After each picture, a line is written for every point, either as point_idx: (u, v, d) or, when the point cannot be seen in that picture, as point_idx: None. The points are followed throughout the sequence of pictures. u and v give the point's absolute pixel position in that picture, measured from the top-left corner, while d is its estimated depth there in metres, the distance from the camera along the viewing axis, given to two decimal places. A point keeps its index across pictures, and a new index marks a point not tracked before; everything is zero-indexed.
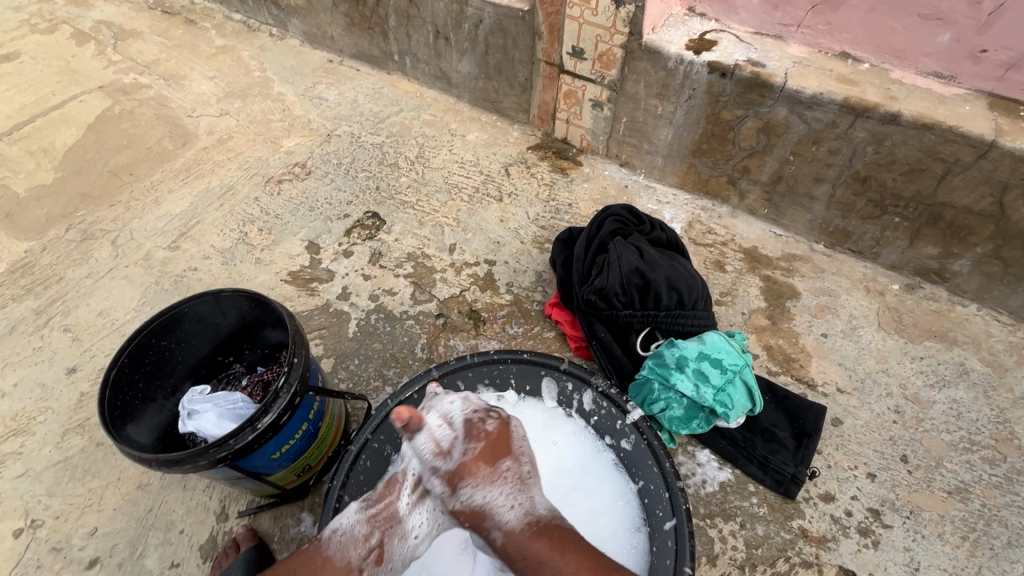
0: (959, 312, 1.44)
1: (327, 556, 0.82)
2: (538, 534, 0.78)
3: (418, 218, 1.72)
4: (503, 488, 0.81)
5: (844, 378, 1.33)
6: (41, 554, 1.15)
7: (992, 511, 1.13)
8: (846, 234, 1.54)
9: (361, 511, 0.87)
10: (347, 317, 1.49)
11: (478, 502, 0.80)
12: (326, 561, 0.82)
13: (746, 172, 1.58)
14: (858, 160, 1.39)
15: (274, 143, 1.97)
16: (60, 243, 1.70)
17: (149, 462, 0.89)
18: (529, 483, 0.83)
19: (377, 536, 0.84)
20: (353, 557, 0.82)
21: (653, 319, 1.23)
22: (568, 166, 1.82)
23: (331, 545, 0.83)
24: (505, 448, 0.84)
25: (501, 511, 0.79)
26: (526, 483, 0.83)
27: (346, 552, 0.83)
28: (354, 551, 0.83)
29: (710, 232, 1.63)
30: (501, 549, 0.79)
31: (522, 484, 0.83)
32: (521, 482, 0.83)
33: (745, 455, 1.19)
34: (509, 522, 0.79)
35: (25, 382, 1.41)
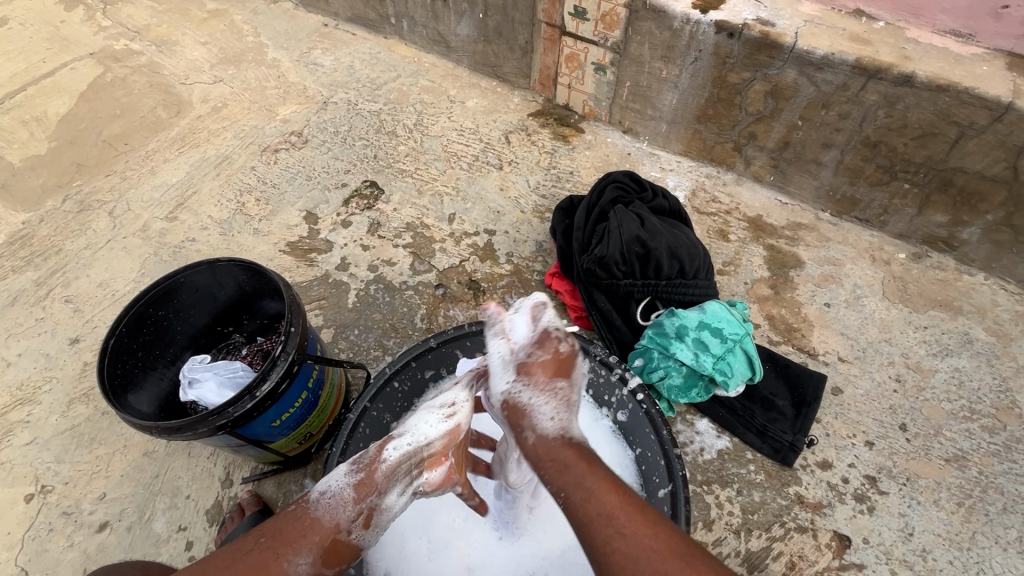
0: (966, 281, 1.42)
1: (315, 516, 0.78)
2: (564, 445, 0.79)
3: (417, 186, 1.70)
4: (550, 398, 0.82)
5: (845, 348, 1.32)
6: (53, 518, 1.18)
7: (989, 479, 1.14)
8: (854, 202, 1.50)
9: (350, 473, 0.82)
10: (346, 288, 1.49)
11: (523, 399, 0.83)
12: (314, 523, 0.77)
13: (752, 137, 1.54)
14: (869, 124, 1.34)
15: (269, 110, 1.93)
16: (57, 214, 1.69)
17: (150, 429, 0.90)
18: (573, 407, 0.84)
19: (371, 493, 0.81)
20: (341, 518, 0.79)
21: (653, 288, 1.21)
22: (570, 133, 1.78)
23: (320, 507, 0.79)
24: (566, 369, 0.86)
25: (540, 414, 0.82)
26: (572, 406, 0.84)
27: (335, 514, 0.78)
28: (343, 513, 0.79)
29: (714, 200, 1.60)
30: (529, 452, 0.80)
31: (569, 405, 0.84)
32: (569, 403, 0.84)
33: (744, 423, 1.19)
34: (545, 429, 0.81)
35: (29, 352, 1.42)
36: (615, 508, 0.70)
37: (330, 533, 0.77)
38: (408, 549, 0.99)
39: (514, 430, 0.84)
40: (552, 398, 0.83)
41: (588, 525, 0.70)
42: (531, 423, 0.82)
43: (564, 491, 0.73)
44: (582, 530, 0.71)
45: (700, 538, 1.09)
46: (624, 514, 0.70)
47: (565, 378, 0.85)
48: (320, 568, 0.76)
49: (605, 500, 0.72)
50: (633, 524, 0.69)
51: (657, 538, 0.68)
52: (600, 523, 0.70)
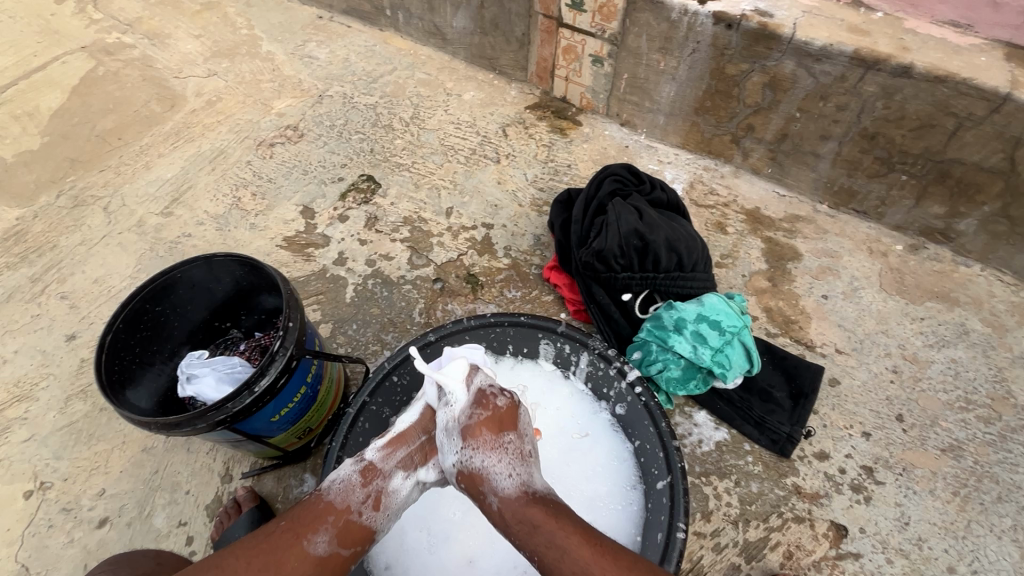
0: (962, 273, 1.42)
1: (329, 501, 0.82)
2: (529, 504, 0.79)
3: (414, 180, 1.69)
4: (502, 457, 0.84)
5: (842, 339, 1.32)
6: (52, 514, 1.18)
7: (984, 468, 1.15)
8: (851, 194, 1.50)
9: (356, 463, 0.88)
10: (344, 282, 1.48)
11: (477, 464, 0.84)
12: (327, 507, 0.82)
13: (750, 130, 1.53)
14: (867, 115, 1.34)
15: (265, 104, 1.91)
16: (52, 210, 1.68)
17: (149, 425, 0.89)
18: (529, 460, 0.86)
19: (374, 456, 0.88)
20: (351, 500, 0.83)
21: (652, 281, 1.21)
22: (567, 126, 1.77)
23: (332, 492, 0.84)
24: (510, 424, 0.89)
25: (497, 478, 0.82)
26: (526, 459, 0.86)
27: (346, 496, 0.83)
28: (353, 496, 0.84)
29: (712, 193, 1.60)
30: (495, 519, 0.80)
31: (522, 459, 0.86)
32: (521, 457, 0.86)
33: (742, 415, 1.20)
34: (505, 488, 0.81)
35: (26, 349, 1.41)
36: (589, 562, 0.72)
37: (342, 514, 0.82)
38: (408, 541, 0.98)
39: (478, 501, 0.84)
40: (503, 456, 0.84)
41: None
42: (525, 423, 0.91)
43: (537, 553, 0.74)
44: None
45: (698, 529, 1.09)
46: (597, 566, 0.71)
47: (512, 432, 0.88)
48: (337, 549, 0.80)
49: (578, 553, 0.73)
50: (608, 563, 0.72)
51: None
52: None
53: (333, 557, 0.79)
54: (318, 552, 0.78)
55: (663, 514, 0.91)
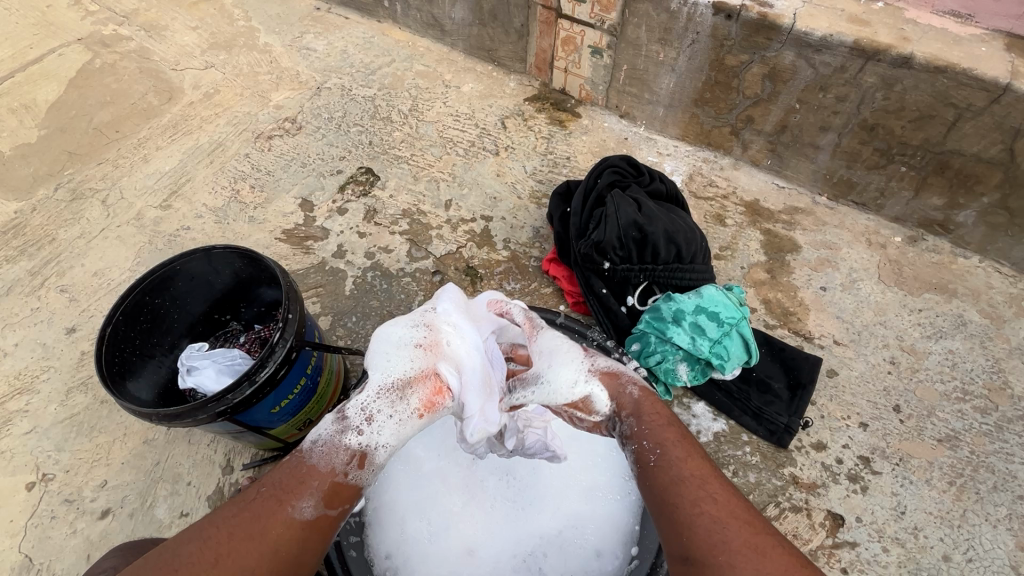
0: (961, 264, 1.42)
1: (311, 464, 0.81)
2: (655, 408, 0.89)
3: (413, 172, 1.69)
4: (617, 362, 0.95)
5: (840, 331, 1.33)
6: (55, 505, 1.18)
7: (980, 458, 1.16)
8: (850, 185, 1.50)
9: (338, 421, 0.86)
10: (343, 275, 1.49)
11: (606, 365, 0.94)
12: (310, 471, 0.81)
13: (749, 121, 1.53)
14: (866, 107, 1.34)
15: (262, 96, 1.90)
16: (50, 203, 1.68)
17: (150, 417, 0.90)
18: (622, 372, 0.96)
19: (355, 439, 0.84)
20: (336, 463, 0.82)
21: (651, 273, 1.22)
22: (566, 118, 1.76)
23: (314, 455, 0.82)
24: (602, 347, 0.98)
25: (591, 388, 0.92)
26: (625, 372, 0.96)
27: (329, 459, 0.82)
28: (336, 457, 0.82)
29: (712, 184, 1.59)
30: (633, 399, 0.90)
31: (622, 371, 0.96)
32: (623, 370, 0.96)
33: (740, 406, 1.20)
34: (639, 383, 0.93)
35: (26, 342, 1.42)
36: (706, 474, 0.80)
37: (328, 477, 0.81)
38: (408, 532, 0.98)
39: (607, 390, 0.92)
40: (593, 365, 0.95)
41: (682, 481, 0.79)
42: (628, 381, 0.93)
43: (662, 448, 0.83)
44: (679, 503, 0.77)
45: None
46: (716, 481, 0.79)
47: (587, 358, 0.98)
48: (324, 510, 0.80)
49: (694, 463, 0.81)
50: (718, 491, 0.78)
51: (743, 509, 0.75)
52: (691, 483, 0.78)
53: (320, 519, 0.79)
54: (305, 516, 0.78)
55: None
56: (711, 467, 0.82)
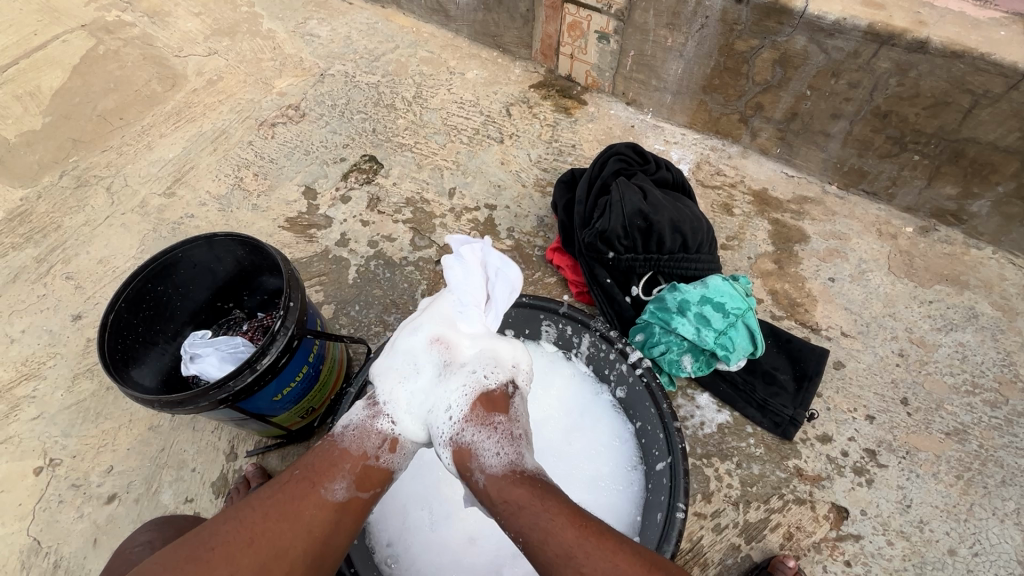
0: (973, 255, 1.39)
1: (343, 448, 0.81)
2: (516, 483, 0.75)
3: (417, 160, 1.67)
4: (492, 435, 0.80)
5: (848, 322, 1.31)
6: (62, 490, 1.20)
7: (988, 452, 1.14)
8: (862, 174, 1.47)
9: (367, 406, 0.86)
10: (347, 264, 1.48)
11: (467, 439, 0.80)
12: (343, 453, 0.80)
13: (759, 108, 1.50)
14: (879, 93, 1.31)
15: (266, 83, 1.89)
16: (55, 190, 1.68)
17: (152, 403, 0.90)
18: (520, 441, 0.80)
19: (389, 424, 0.84)
20: (367, 446, 0.82)
21: (656, 262, 1.20)
22: (572, 105, 1.73)
23: (345, 438, 0.82)
24: (502, 406, 0.83)
25: (485, 454, 0.78)
26: (517, 439, 0.80)
27: (361, 442, 0.81)
28: (367, 442, 0.82)
29: (719, 173, 1.57)
30: (479, 497, 0.76)
31: (513, 439, 0.80)
32: (512, 437, 0.80)
33: (745, 397, 1.19)
34: (492, 467, 0.77)
35: (33, 329, 1.42)
36: (575, 545, 0.69)
37: (358, 460, 0.80)
38: (411, 519, 0.98)
39: (464, 478, 0.79)
40: (493, 433, 0.80)
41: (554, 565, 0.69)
42: (478, 465, 0.78)
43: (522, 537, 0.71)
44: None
45: (698, 510, 1.10)
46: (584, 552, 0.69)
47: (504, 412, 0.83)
48: (356, 492, 0.78)
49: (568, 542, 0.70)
50: (596, 553, 0.69)
51: (621, 558, 0.69)
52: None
53: (352, 501, 0.78)
54: (337, 498, 0.77)
55: (663, 495, 0.90)
56: (584, 522, 0.72)
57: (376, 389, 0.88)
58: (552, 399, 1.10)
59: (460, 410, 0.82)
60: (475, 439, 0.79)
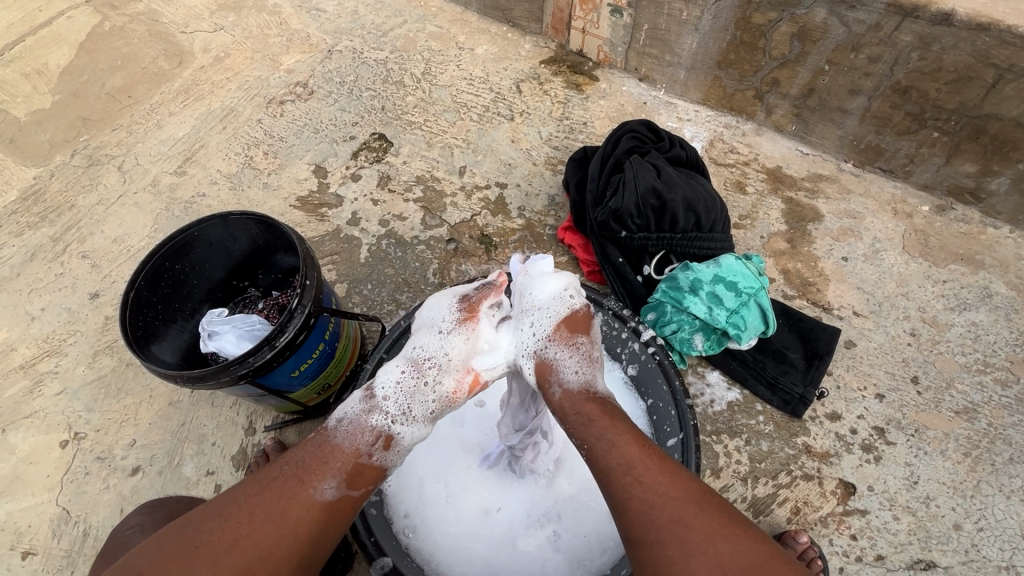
0: (990, 235, 1.38)
1: (335, 445, 0.80)
2: (589, 400, 0.81)
3: (427, 138, 1.66)
4: (575, 355, 0.84)
5: (861, 302, 1.31)
6: (88, 462, 1.24)
7: (997, 430, 1.15)
8: (878, 151, 1.45)
9: (364, 400, 0.84)
10: (358, 243, 1.49)
11: (550, 354, 0.85)
12: (333, 450, 0.79)
13: (775, 84, 1.47)
14: (900, 68, 1.28)
15: (273, 60, 1.87)
16: (67, 169, 1.69)
17: (175, 377, 0.92)
18: (598, 365, 0.86)
19: (383, 421, 0.82)
20: (360, 443, 0.80)
21: (668, 242, 1.20)
22: (583, 81, 1.71)
23: (338, 433, 0.81)
24: (585, 327, 0.88)
25: (565, 370, 0.83)
26: (598, 363, 0.86)
27: (354, 439, 0.80)
28: (361, 438, 0.81)
29: (733, 151, 1.55)
30: (554, 405, 0.82)
31: (593, 362, 0.86)
32: (592, 360, 0.86)
33: (755, 376, 1.20)
34: (570, 382, 0.83)
35: (52, 307, 1.45)
36: (635, 458, 0.74)
37: (351, 459, 0.79)
38: (427, 492, 1.00)
39: (541, 387, 0.85)
40: (575, 353, 0.85)
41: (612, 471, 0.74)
42: (559, 379, 0.83)
43: (589, 442, 0.76)
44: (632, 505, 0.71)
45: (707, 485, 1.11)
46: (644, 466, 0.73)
47: (585, 335, 0.88)
48: (347, 491, 0.78)
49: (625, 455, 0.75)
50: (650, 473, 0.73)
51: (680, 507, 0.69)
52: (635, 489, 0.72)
53: (340, 502, 0.77)
54: (327, 498, 0.76)
55: None
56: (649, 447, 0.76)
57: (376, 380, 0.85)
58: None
59: (546, 328, 0.87)
60: (557, 355, 0.84)
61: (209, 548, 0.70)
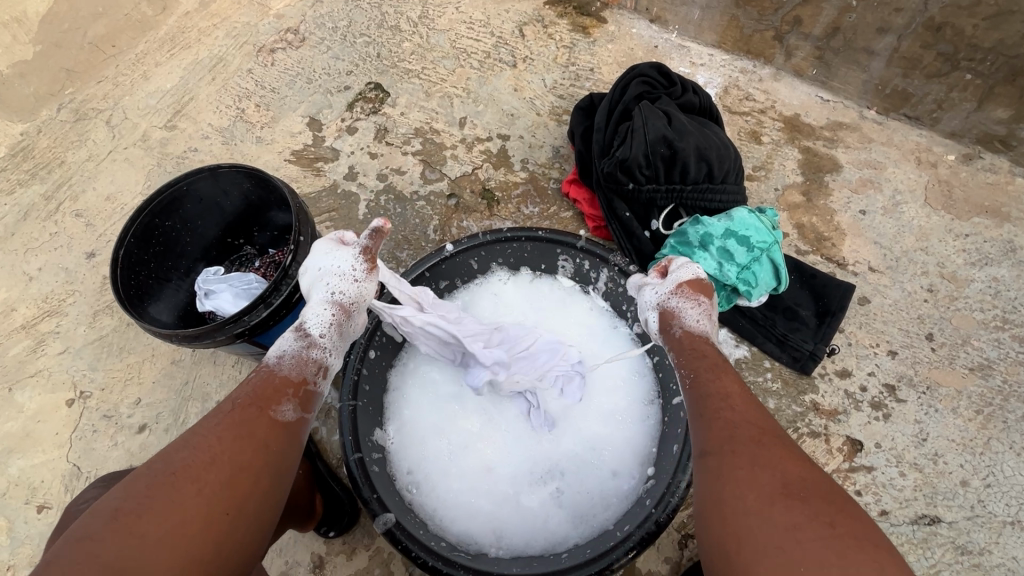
0: (1018, 186, 1.31)
1: (283, 374, 0.80)
2: (708, 347, 0.85)
3: (425, 88, 1.58)
4: (698, 307, 0.88)
5: (877, 257, 1.26)
6: (95, 420, 1.25)
7: (1012, 388, 1.12)
8: (905, 97, 1.36)
9: (300, 336, 0.84)
10: (356, 199, 1.44)
11: (672, 302, 0.90)
12: (285, 380, 0.79)
13: (797, 24, 1.37)
14: (936, 2, 1.17)
15: (261, 4, 1.76)
16: (54, 124, 1.63)
17: (170, 337, 0.89)
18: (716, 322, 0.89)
19: (322, 353, 0.84)
20: (306, 373, 0.82)
21: (678, 194, 1.14)
22: (591, 23, 1.60)
23: (283, 367, 0.81)
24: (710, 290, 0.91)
25: (687, 315, 0.88)
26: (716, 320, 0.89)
27: (301, 369, 0.81)
28: (307, 368, 0.82)
29: (749, 98, 1.46)
30: (674, 343, 0.87)
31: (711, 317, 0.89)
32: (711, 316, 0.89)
33: (764, 333, 1.17)
34: (690, 327, 0.87)
35: (49, 267, 1.43)
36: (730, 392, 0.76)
37: (301, 386, 0.80)
38: (428, 449, 0.99)
39: (660, 329, 0.90)
40: (696, 307, 0.88)
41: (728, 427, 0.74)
42: (680, 321, 0.88)
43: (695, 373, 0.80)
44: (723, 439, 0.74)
45: None
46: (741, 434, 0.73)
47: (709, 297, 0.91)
48: (301, 415, 0.79)
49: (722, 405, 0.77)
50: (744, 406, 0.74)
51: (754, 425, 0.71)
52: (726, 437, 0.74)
53: (298, 421, 0.78)
54: (286, 420, 0.77)
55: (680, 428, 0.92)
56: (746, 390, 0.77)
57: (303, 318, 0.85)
58: (570, 332, 1.07)
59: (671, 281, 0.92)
60: (681, 304, 0.89)
61: (175, 483, 0.65)
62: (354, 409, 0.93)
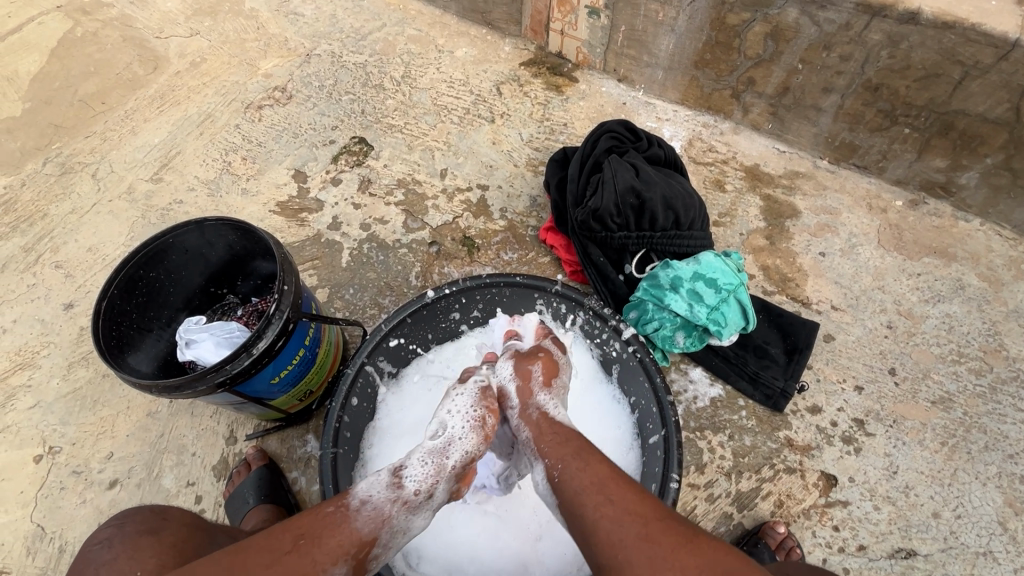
0: (962, 228, 1.41)
1: (355, 528, 0.74)
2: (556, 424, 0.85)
3: (407, 142, 1.65)
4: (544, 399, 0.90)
5: (838, 296, 1.33)
6: (64, 477, 1.20)
7: (973, 419, 1.17)
8: (852, 148, 1.47)
9: (391, 486, 0.80)
10: (340, 247, 1.48)
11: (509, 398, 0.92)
12: (354, 533, 0.74)
13: (750, 84, 1.50)
14: (870, 66, 1.30)
15: (250, 65, 1.84)
16: (39, 178, 1.65)
17: (150, 388, 0.88)
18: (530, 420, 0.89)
19: (404, 519, 0.79)
20: (378, 533, 0.76)
21: (649, 240, 1.20)
22: (563, 83, 1.71)
23: (362, 517, 0.76)
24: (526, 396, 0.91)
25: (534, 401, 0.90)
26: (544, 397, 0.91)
27: (376, 527, 0.75)
28: (382, 529, 0.76)
29: (712, 150, 1.56)
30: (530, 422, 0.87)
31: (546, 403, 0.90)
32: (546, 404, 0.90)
33: (737, 371, 1.21)
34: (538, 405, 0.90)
35: (25, 318, 1.41)
36: (605, 477, 0.74)
37: (367, 544, 0.74)
38: None
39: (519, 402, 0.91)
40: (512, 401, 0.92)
41: (583, 493, 0.73)
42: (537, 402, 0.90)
43: (561, 463, 0.77)
44: (571, 500, 0.74)
45: (692, 481, 1.13)
46: (615, 486, 0.72)
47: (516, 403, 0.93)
48: (353, 573, 0.73)
49: (582, 456, 0.78)
50: (621, 491, 0.72)
51: (644, 505, 0.70)
52: (591, 491, 0.73)
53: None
54: (339, 573, 0.71)
55: (659, 466, 0.94)
56: (629, 480, 0.73)
57: (406, 468, 0.82)
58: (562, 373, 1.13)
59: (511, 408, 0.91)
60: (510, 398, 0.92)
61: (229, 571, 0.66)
62: (336, 455, 0.95)
